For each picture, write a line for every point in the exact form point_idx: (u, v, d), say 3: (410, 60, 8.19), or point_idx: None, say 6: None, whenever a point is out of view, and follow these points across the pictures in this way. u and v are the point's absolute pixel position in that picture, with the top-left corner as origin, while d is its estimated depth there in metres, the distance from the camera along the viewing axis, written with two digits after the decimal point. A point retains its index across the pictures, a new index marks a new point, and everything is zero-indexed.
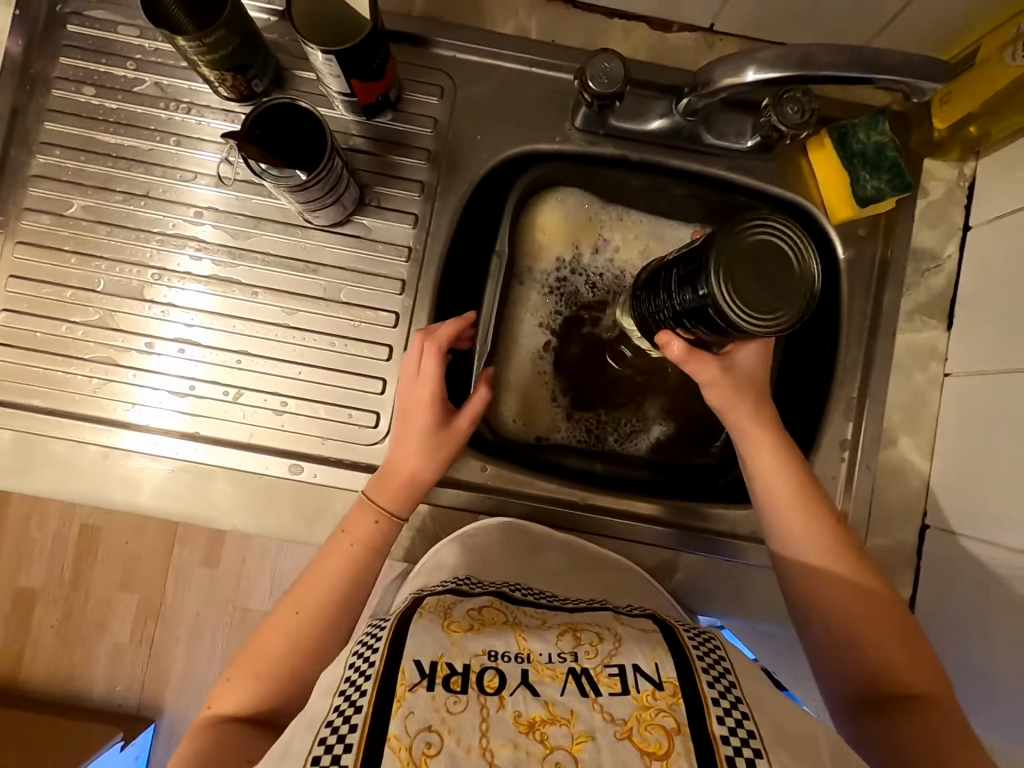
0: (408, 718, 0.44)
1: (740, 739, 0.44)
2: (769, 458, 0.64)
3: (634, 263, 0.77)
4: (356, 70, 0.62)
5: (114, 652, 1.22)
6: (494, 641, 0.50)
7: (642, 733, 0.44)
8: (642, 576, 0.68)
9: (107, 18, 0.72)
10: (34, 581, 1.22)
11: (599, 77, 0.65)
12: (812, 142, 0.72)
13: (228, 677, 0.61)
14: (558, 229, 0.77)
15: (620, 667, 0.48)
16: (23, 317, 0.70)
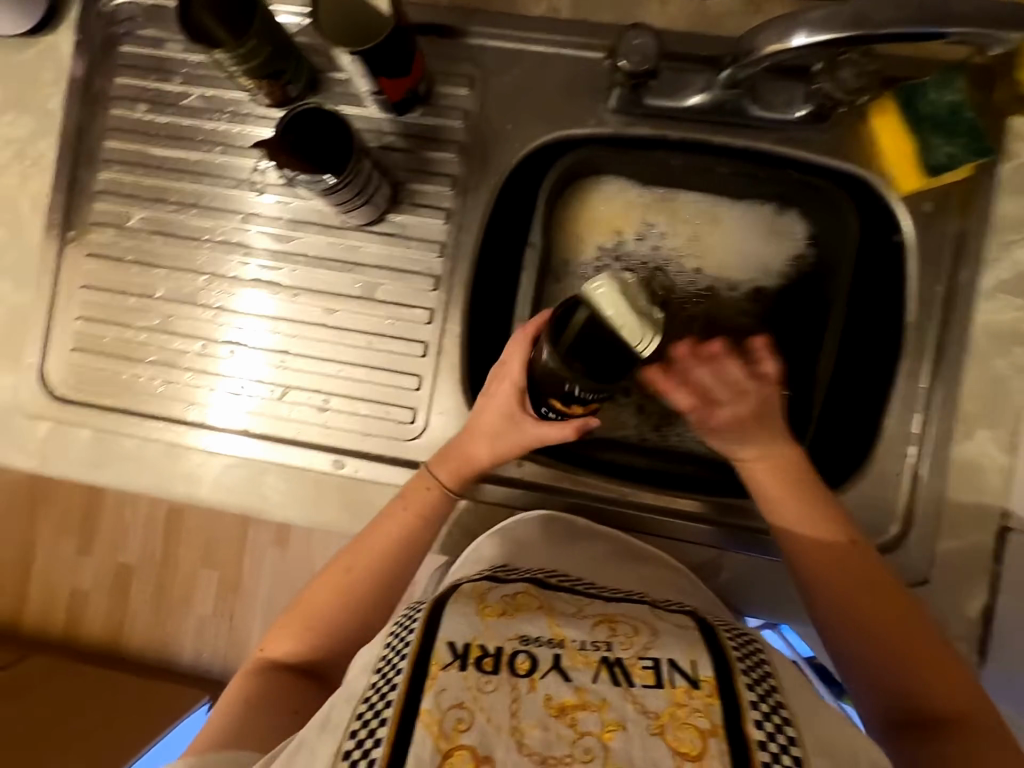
0: (440, 694, 0.44)
1: (778, 744, 0.43)
2: (794, 506, 0.61)
3: (684, 254, 0.74)
4: (382, 68, 0.63)
5: (199, 623, 1.33)
6: (527, 626, 0.50)
7: (676, 731, 0.43)
8: (685, 573, 0.65)
9: (156, 36, 0.76)
10: (127, 558, 1.34)
11: (631, 54, 0.61)
12: (874, 107, 0.65)
13: (280, 625, 0.65)
14: (598, 215, 0.75)
15: (654, 660, 0.47)
16: (96, 324, 0.76)
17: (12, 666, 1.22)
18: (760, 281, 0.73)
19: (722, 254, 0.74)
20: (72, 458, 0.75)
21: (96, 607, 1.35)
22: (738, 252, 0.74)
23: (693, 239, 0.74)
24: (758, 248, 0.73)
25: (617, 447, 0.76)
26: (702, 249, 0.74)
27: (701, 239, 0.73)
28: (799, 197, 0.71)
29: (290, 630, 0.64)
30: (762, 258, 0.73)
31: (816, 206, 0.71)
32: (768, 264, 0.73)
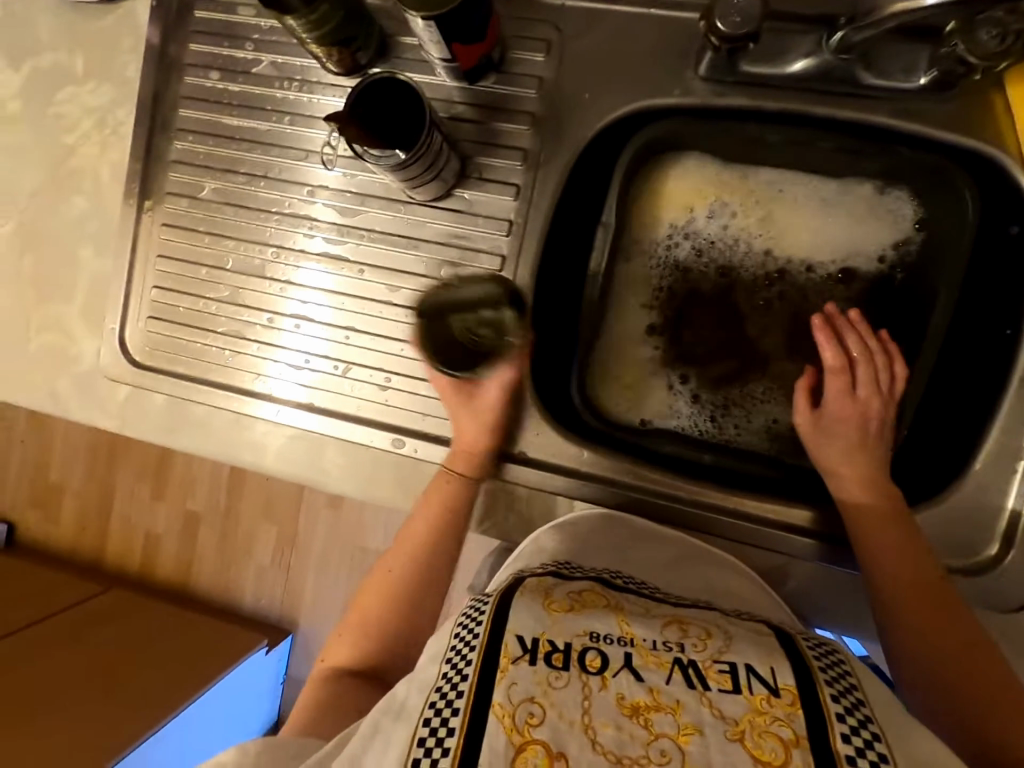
0: (511, 687, 0.43)
1: (868, 760, 0.40)
2: (869, 511, 0.59)
3: (753, 233, 0.72)
4: (457, 33, 0.59)
5: (258, 572, 1.41)
6: (596, 622, 0.48)
7: (756, 738, 0.41)
8: (752, 575, 0.62)
9: (228, 0, 0.75)
10: (196, 507, 1.42)
11: (730, 15, 0.55)
12: (1011, 74, 0.57)
13: (338, 634, 0.67)
14: (671, 197, 0.73)
15: (730, 663, 0.45)
16: (170, 293, 0.78)
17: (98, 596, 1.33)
18: (852, 263, 0.70)
19: (801, 236, 0.71)
20: (149, 422, 0.78)
21: (168, 549, 1.45)
22: (825, 233, 0.70)
23: (767, 218, 0.71)
24: (848, 229, 0.69)
25: (682, 441, 0.72)
26: (779, 228, 0.71)
27: (772, 219, 0.71)
28: (904, 175, 0.65)
29: (345, 637, 0.67)
30: (854, 240, 0.69)
31: (928, 186, 0.65)
32: (860, 247, 0.69)
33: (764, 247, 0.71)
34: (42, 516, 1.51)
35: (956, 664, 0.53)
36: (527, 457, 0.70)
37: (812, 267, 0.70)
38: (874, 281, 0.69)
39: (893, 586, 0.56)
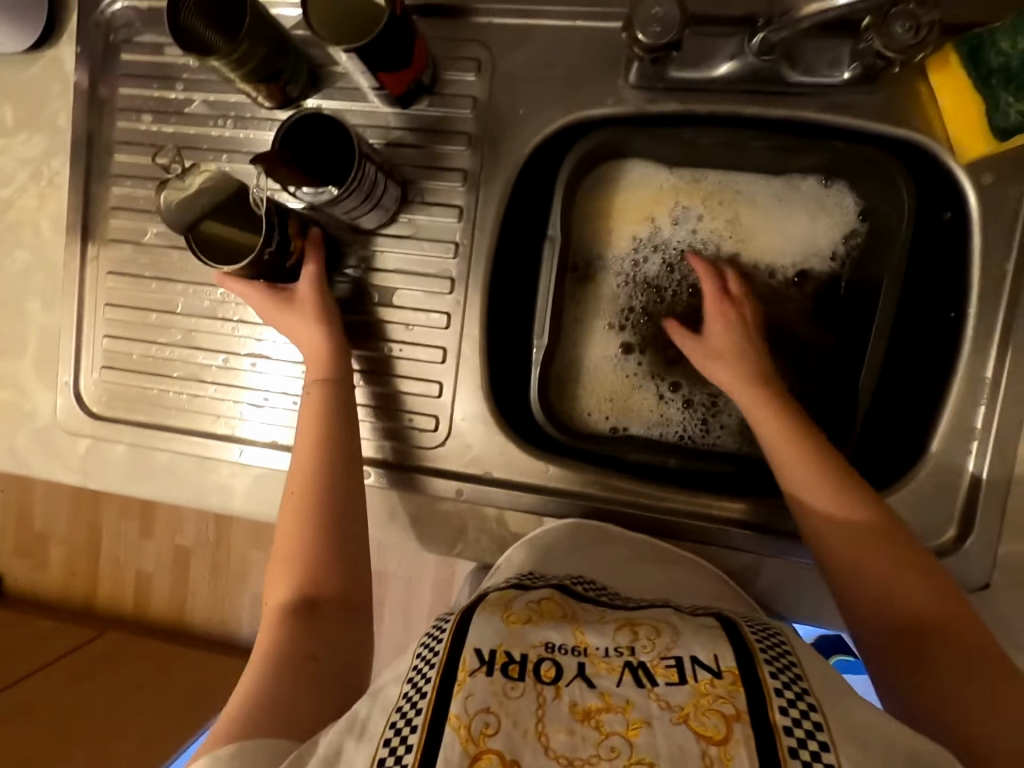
0: (468, 698, 0.42)
1: (805, 730, 0.41)
2: (790, 436, 0.59)
3: (721, 236, 0.70)
4: (382, 62, 0.59)
5: (257, 600, 1.36)
6: (552, 633, 0.48)
7: (699, 717, 0.42)
8: (716, 576, 0.63)
9: (155, 41, 0.74)
10: (185, 541, 1.38)
11: (650, 25, 0.55)
12: (932, 62, 0.58)
13: (270, 575, 0.61)
14: (627, 207, 0.71)
15: (676, 657, 0.45)
16: (122, 341, 0.77)
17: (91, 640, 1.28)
18: (810, 263, 0.69)
19: (765, 241, 0.69)
20: (111, 472, 0.77)
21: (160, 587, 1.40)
22: (784, 235, 0.69)
23: (733, 221, 0.69)
24: (806, 230, 0.69)
25: (648, 448, 0.72)
26: (745, 232, 0.69)
27: (742, 223, 0.69)
28: (851, 167, 0.64)
29: (284, 575, 0.61)
30: (811, 239, 0.69)
31: (872, 179, 0.64)
32: (816, 245, 0.69)
33: (732, 251, 0.70)
34: (27, 564, 1.45)
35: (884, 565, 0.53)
36: (492, 477, 0.69)
37: (773, 271, 0.69)
38: (827, 279, 0.69)
39: (824, 509, 0.56)
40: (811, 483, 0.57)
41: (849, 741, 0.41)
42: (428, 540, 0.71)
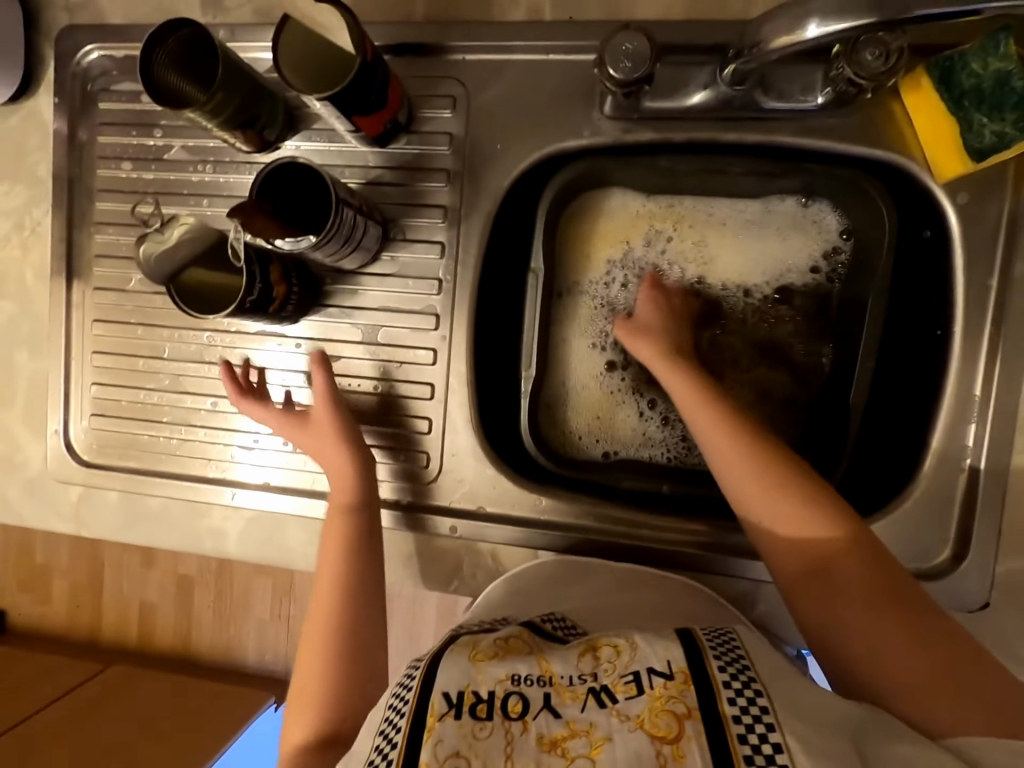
0: (437, 746, 0.42)
1: (752, 716, 0.41)
2: (709, 414, 0.60)
3: (688, 259, 0.71)
4: (355, 107, 0.59)
5: (260, 627, 1.26)
6: (517, 663, 0.47)
7: (653, 720, 0.42)
8: (706, 593, 0.62)
9: (132, 89, 0.74)
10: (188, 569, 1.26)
11: (620, 61, 0.55)
12: (906, 85, 0.58)
13: (289, 718, 0.59)
14: (602, 233, 0.73)
15: (635, 673, 0.45)
16: (110, 388, 0.77)
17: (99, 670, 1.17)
18: (786, 279, 0.70)
19: (735, 262, 0.70)
20: (104, 520, 0.77)
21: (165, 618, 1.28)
22: (756, 252, 0.70)
23: (700, 244, 0.71)
24: (777, 248, 0.70)
25: (639, 475, 0.73)
26: (712, 253, 0.71)
27: (706, 244, 0.71)
28: (825, 186, 0.65)
29: (304, 713, 0.58)
30: (785, 256, 0.70)
31: (846, 196, 0.65)
32: (790, 263, 0.70)
33: (697, 274, 0.71)
34: (28, 598, 1.31)
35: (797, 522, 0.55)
36: (487, 513, 0.69)
37: (747, 289, 0.71)
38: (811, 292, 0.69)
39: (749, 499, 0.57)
40: (724, 454, 0.58)
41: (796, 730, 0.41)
42: (424, 578, 0.70)
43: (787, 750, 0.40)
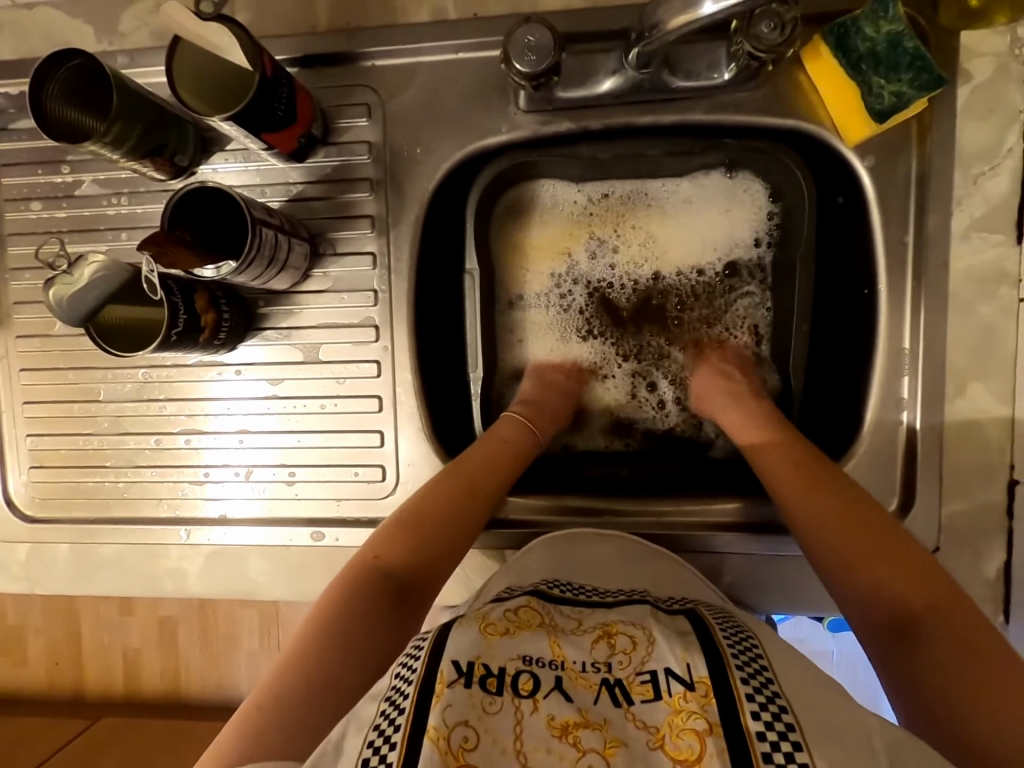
0: (446, 709, 0.40)
1: (777, 732, 0.39)
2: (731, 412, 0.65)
3: (639, 260, 0.73)
4: (262, 123, 0.57)
5: (251, 662, 1.04)
6: (529, 645, 0.46)
7: (674, 740, 0.40)
8: (687, 567, 0.62)
9: (31, 126, 0.71)
10: (169, 610, 1.05)
11: (525, 55, 0.55)
12: (806, 53, 0.59)
13: (389, 532, 0.58)
14: (539, 240, 0.74)
15: (651, 672, 0.44)
16: (47, 437, 0.74)
17: (87, 729, 0.99)
18: (734, 254, 0.72)
19: (677, 246, 0.72)
20: (57, 577, 0.74)
21: (152, 666, 1.06)
22: (694, 235, 0.72)
23: (647, 241, 0.72)
24: (721, 224, 0.71)
25: (602, 460, 0.75)
26: (659, 246, 0.73)
27: (648, 235, 0.72)
28: (745, 160, 0.65)
29: (403, 542, 0.57)
30: (729, 230, 0.71)
31: (761, 166, 0.66)
32: (736, 236, 0.71)
33: (651, 272, 0.73)
34: (6, 663, 1.08)
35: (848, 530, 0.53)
36: None
37: (700, 271, 0.73)
38: (749, 265, 0.72)
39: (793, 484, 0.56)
40: (772, 461, 0.59)
41: (827, 743, 0.39)
42: None
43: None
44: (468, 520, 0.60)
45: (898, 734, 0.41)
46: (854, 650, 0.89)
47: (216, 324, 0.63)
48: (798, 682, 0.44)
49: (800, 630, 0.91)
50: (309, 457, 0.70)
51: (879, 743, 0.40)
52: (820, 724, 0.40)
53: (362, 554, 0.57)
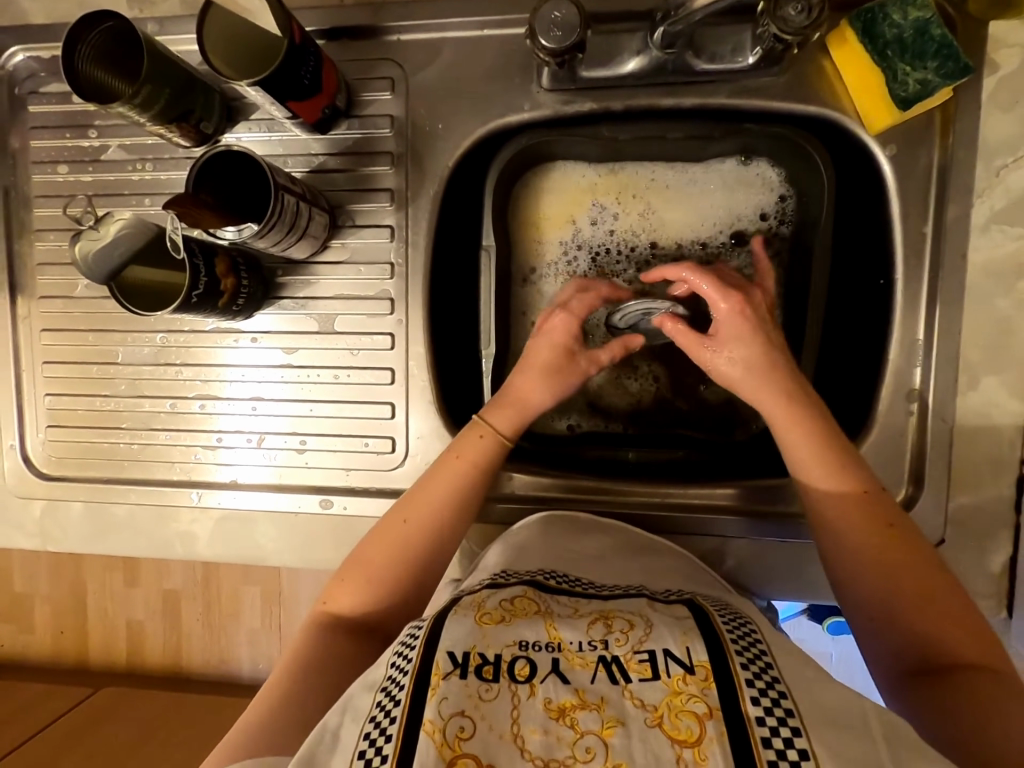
0: (441, 702, 0.40)
1: (776, 717, 0.39)
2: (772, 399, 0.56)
3: (636, 229, 0.72)
4: (288, 92, 0.58)
5: (252, 638, 1.06)
6: (526, 631, 0.46)
7: (673, 721, 0.40)
8: (691, 559, 0.62)
9: (60, 90, 0.72)
10: (174, 583, 1.06)
11: (551, 30, 0.56)
12: (831, 39, 0.59)
13: (339, 576, 0.60)
14: (546, 211, 0.73)
15: (650, 652, 0.44)
16: (64, 398, 0.75)
17: (92, 696, 1.01)
18: (739, 225, 0.70)
19: (682, 222, 0.71)
20: (70, 534, 0.75)
21: (156, 636, 1.08)
22: (702, 210, 0.71)
23: (645, 211, 0.72)
24: (723, 200, 0.70)
25: (609, 442, 0.75)
26: (658, 218, 0.72)
27: (659, 215, 0.71)
28: (767, 146, 0.66)
29: (353, 586, 0.58)
30: (732, 208, 0.70)
31: (784, 153, 0.66)
32: (739, 212, 0.70)
33: (649, 240, 0.72)
34: (13, 628, 1.10)
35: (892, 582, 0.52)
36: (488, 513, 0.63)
37: (704, 240, 0.71)
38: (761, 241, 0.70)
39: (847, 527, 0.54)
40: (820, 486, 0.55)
41: (828, 732, 0.39)
42: None
43: (812, 755, 0.38)
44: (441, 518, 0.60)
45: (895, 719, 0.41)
46: (853, 652, 0.91)
47: (235, 288, 0.64)
48: (795, 669, 0.44)
49: (801, 630, 0.93)
50: (318, 427, 0.71)
51: (875, 725, 0.40)
52: (826, 717, 0.40)
53: (319, 601, 0.60)
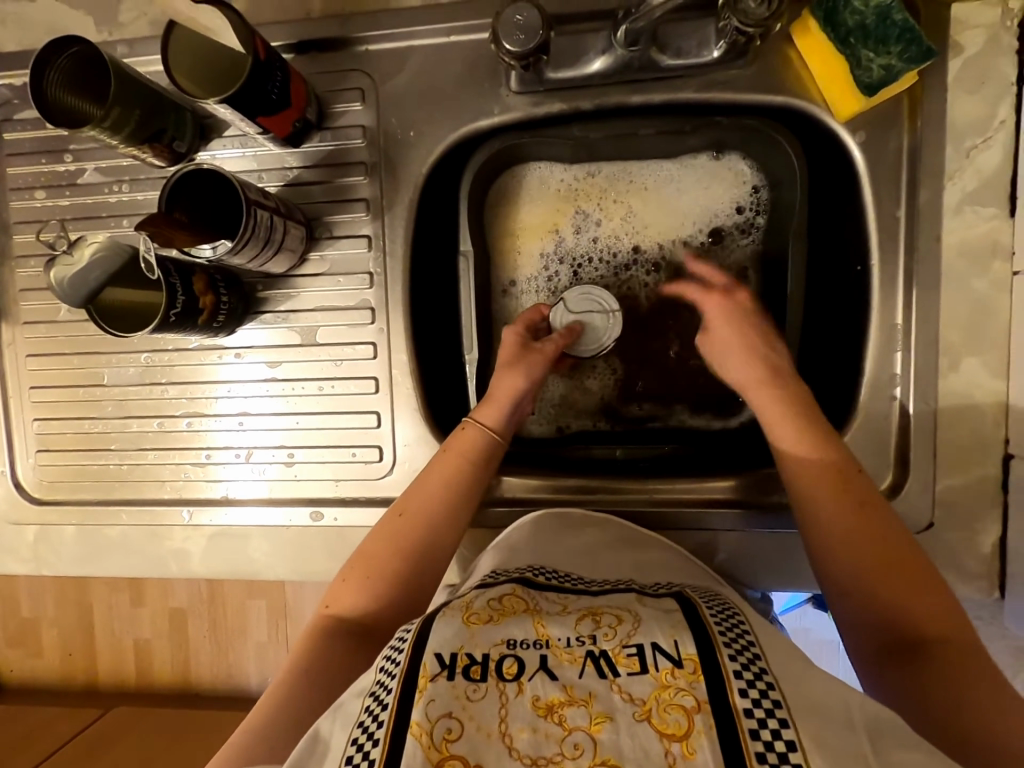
0: (429, 704, 0.40)
1: (765, 709, 0.39)
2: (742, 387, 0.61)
3: (619, 234, 0.73)
4: (257, 107, 0.58)
5: (259, 653, 1.06)
6: (514, 630, 0.46)
7: (661, 714, 0.40)
8: (685, 555, 0.62)
9: (34, 116, 0.72)
10: (178, 600, 1.06)
11: (514, 34, 0.56)
12: (795, 28, 0.59)
13: (343, 577, 0.60)
14: (527, 222, 0.74)
15: (638, 646, 0.43)
16: (53, 422, 0.75)
17: (102, 716, 1.00)
18: (716, 223, 0.71)
19: (664, 223, 0.72)
20: (65, 557, 0.76)
21: (162, 653, 1.08)
22: (682, 209, 0.72)
23: (628, 214, 0.72)
24: (701, 199, 0.71)
25: (598, 440, 0.76)
26: (641, 222, 0.72)
27: (634, 212, 0.72)
28: (737, 139, 0.66)
29: (357, 584, 0.58)
30: (710, 205, 0.71)
31: (754, 144, 0.66)
32: (715, 209, 0.71)
33: (631, 243, 0.73)
34: (21, 653, 1.10)
35: (861, 556, 0.52)
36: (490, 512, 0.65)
37: (683, 241, 0.72)
38: (738, 236, 0.71)
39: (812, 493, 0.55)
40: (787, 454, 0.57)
41: (814, 722, 0.39)
42: None
43: (800, 747, 0.37)
44: (436, 517, 0.61)
45: (881, 708, 0.41)
46: None
47: (214, 304, 0.64)
48: (782, 660, 0.44)
49: (807, 620, 0.94)
50: (305, 438, 0.71)
51: (858, 718, 0.40)
52: (815, 709, 0.40)
53: (323, 604, 0.59)
